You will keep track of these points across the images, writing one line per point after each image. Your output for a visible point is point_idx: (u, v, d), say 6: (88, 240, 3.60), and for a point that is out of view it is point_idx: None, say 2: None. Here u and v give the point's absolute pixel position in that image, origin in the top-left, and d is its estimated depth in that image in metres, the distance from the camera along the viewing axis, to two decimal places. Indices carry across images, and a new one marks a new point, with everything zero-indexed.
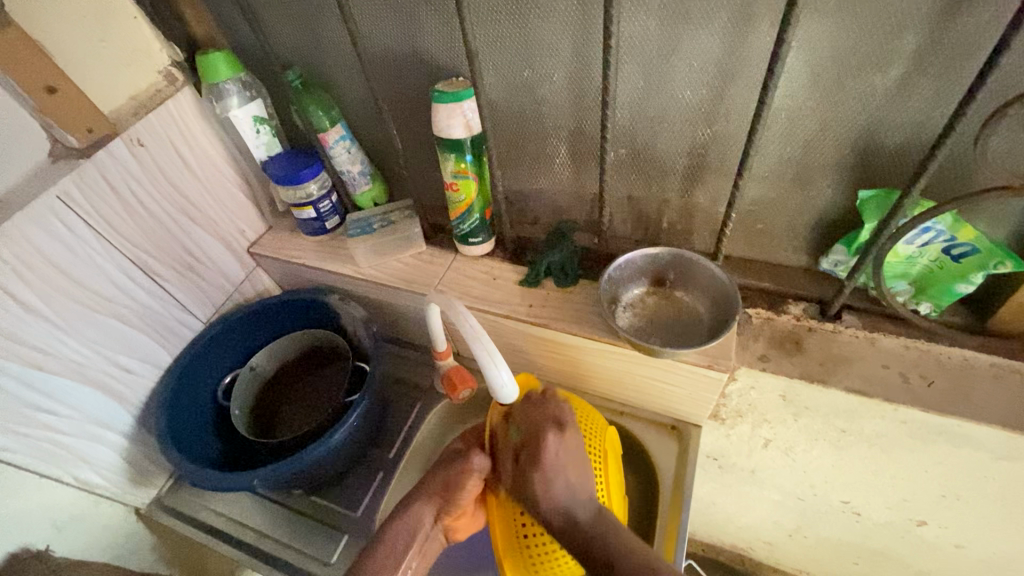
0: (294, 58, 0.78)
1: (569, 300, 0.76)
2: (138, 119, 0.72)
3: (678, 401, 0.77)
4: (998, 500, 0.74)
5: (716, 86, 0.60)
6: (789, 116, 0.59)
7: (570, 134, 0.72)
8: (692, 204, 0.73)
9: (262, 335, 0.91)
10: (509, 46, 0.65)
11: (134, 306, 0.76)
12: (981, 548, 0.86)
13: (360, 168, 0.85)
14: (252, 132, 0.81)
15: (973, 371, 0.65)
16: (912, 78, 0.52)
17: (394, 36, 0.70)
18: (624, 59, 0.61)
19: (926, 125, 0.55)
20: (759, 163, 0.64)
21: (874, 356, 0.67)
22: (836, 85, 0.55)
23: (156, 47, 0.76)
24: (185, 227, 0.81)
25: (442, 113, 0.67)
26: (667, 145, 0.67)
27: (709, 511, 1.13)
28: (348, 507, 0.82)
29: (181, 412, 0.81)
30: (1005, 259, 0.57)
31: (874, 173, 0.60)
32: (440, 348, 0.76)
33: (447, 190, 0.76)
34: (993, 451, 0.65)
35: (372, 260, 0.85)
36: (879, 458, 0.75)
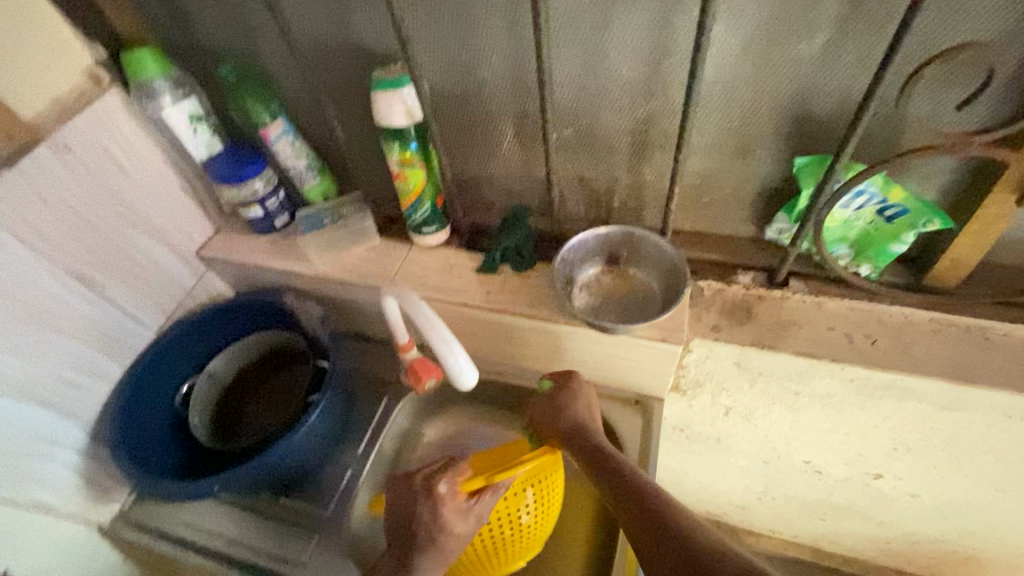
0: (226, 51, 0.76)
1: (526, 284, 0.76)
2: (63, 123, 0.69)
3: (637, 376, 0.78)
4: (945, 448, 0.78)
5: (651, 61, 0.60)
6: (723, 88, 0.59)
7: (515, 117, 0.71)
8: (640, 181, 0.74)
9: (218, 340, 0.88)
10: (442, 29, 0.64)
11: (76, 319, 0.74)
12: (934, 495, 0.90)
13: (306, 162, 0.83)
14: (188, 132, 0.78)
15: (913, 327, 0.67)
16: (835, 44, 0.53)
17: (326, 25, 0.68)
18: (559, 37, 0.61)
19: (852, 89, 0.56)
20: (699, 136, 0.64)
21: (820, 319, 0.69)
22: (767, 54, 0.55)
23: (76, 46, 0.72)
24: (126, 233, 0.78)
25: (381, 101, 0.66)
26: (610, 122, 0.67)
27: (682, 481, 1.16)
28: (317, 506, 0.81)
29: (136, 424, 0.79)
30: (933, 217, 0.59)
31: (808, 141, 0.61)
32: (401, 341, 0.75)
33: (396, 180, 0.75)
34: (934, 402, 0.68)
35: (326, 255, 0.84)
36: (832, 417, 0.78)
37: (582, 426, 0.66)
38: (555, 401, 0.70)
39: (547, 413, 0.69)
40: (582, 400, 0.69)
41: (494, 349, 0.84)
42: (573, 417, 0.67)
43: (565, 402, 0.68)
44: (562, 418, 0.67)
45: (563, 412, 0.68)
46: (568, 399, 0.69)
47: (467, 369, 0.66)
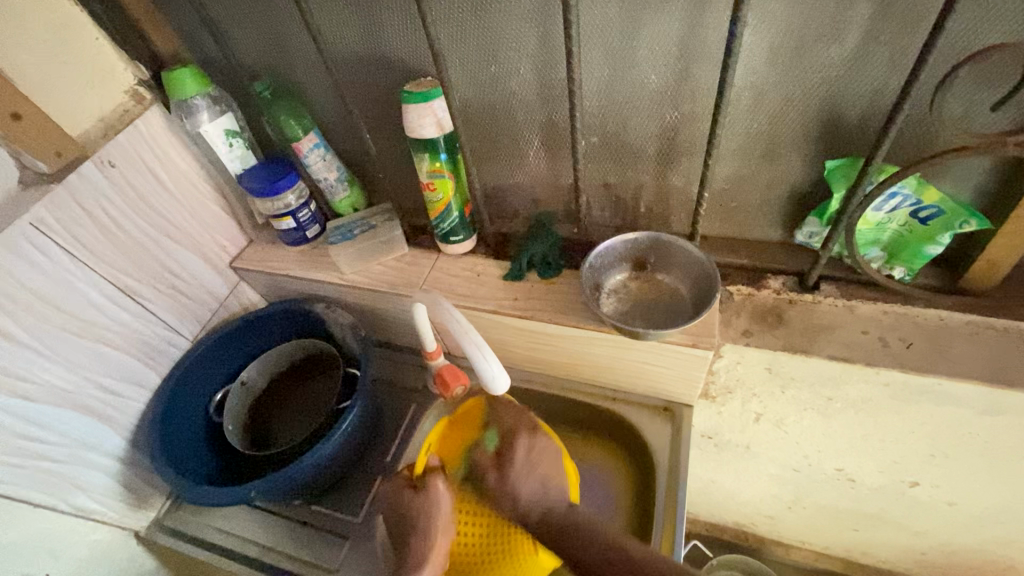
0: (261, 68, 0.78)
1: (554, 291, 0.77)
2: (108, 141, 0.72)
3: (667, 382, 0.78)
4: (984, 454, 0.76)
5: (679, 69, 0.61)
6: (751, 93, 0.60)
7: (542, 126, 0.72)
8: (667, 187, 0.74)
9: (251, 349, 0.90)
10: (473, 42, 0.66)
11: (118, 328, 0.76)
12: (973, 503, 0.88)
13: (336, 174, 0.85)
14: (224, 146, 0.80)
15: (949, 330, 0.66)
16: (866, 47, 0.53)
17: (359, 40, 0.70)
18: (586, 47, 0.62)
19: (883, 91, 0.56)
20: (727, 141, 0.65)
21: (853, 323, 0.69)
22: (796, 59, 0.56)
23: (120, 67, 0.75)
24: (164, 245, 0.81)
25: (413, 113, 0.68)
26: (637, 130, 0.68)
27: (709, 490, 1.14)
28: (348, 513, 0.82)
29: (173, 431, 0.81)
30: (970, 217, 0.59)
31: (839, 144, 0.62)
32: (429, 348, 0.76)
33: (425, 190, 0.76)
34: (974, 406, 0.67)
35: (356, 265, 0.85)
36: (866, 423, 0.77)
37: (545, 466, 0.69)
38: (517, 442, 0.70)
39: (502, 493, 0.69)
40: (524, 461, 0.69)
41: (522, 356, 0.84)
42: (521, 482, 0.68)
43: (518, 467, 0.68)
44: (513, 486, 0.68)
45: (506, 490, 0.68)
46: (523, 457, 0.69)
47: (500, 376, 0.67)
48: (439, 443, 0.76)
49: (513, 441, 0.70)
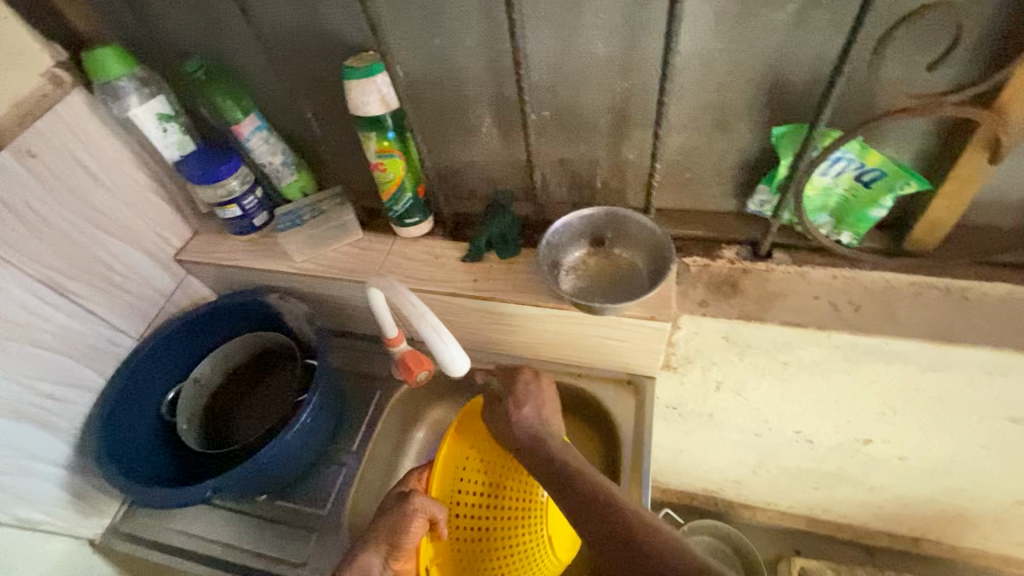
0: (192, 47, 0.74)
1: (513, 270, 0.76)
2: (26, 128, 0.66)
3: (628, 356, 0.79)
4: (929, 410, 0.80)
5: (626, 38, 0.60)
6: (698, 61, 0.59)
7: (492, 100, 0.70)
8: (621, 161, 0.73)
9: (202, 345, 0.87)
10: (413, 12, 0.63)
11: (52, 329, 0.72)
12: (922, 456, 0.92)
13: (282, 158, 0.81)
14: (158, 131, 0.76)
15: (894, 291, 0.68)
16: (808, 10, 0.53)
17: (295, 14, 0.66)
18: (531, 16, 0.60)
19: (826, 56, 0.56)
20: (678, 112, 0.65)
21: (805, 289, 0.70)
22: (740, 24, 0.55)
23: (35, 47, 0.69)
24: (99, 240, 0.76)
25: (356, 90, 0.65)
26: (588, 103, 0.67)
27: (677, 460, 1.17)
28: (313, 506, 0.80)
29: (122, 434, 0.77)
30: (910, 179, 0.60)
31: (785, 111, 0.62)
32: (391, 335, 0.74)
33: (375, 171, 0.73)
34: (919, 363, 0.69)
35: (308, 252, 0.82)
36: (819, 385, 0.79)
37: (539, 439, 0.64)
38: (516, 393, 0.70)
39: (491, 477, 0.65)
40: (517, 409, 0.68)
41: (484, 338, 0.83)
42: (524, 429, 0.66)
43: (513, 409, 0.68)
44: (514, 429, 0.66)
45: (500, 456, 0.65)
46: (523, 391, 0.69)
47: (458, 357, 0.66)
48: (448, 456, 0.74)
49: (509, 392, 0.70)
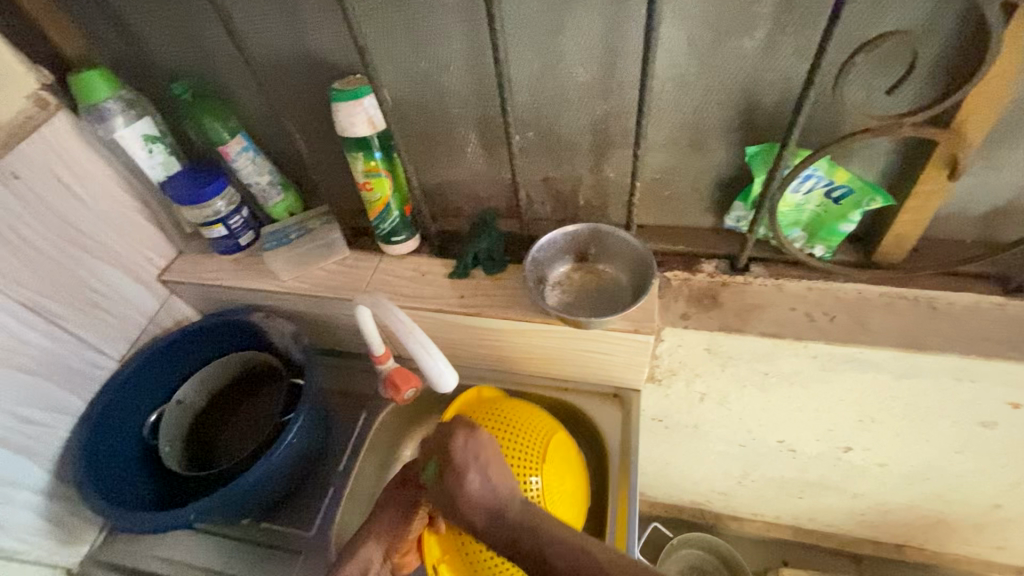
0: (180, 69, 0.75)
1: (499, 286, 0.77)
2: (10, 150, 0.66)
3: (614, 369, 0.80)
4: (905, 417, 0.82)
5: (605, 63, 0.63)
6: (674, 84, 0.62)
7: (477, 122, 0.72)
8: (603, 179, 0.76)
9: (186, 366, 0.86)
10: (399, 38, 0.65)
11: (31, 351, 0.70)
12: (901, 463, 0.95)
13: (268, 178, 0.82)
14: (144, 152, 0.76)
15: (866, 302, 0.71)
16: (775, 38, 0.56)
17: (283, 39, 0.68)
18: (514, 42, 0.62)
19: (794, 79, 0.59)
20: (656, 132, 0.67)
21: (782, 301, 0.72)
22: (712, 50, 0.58)
23: (20, 70, 0.69)
24: (82, 261, 0.75)
25: (343, 112, 0.66)
26: (570, 124, 0.69)
27: (665, 472, 1.18)
28: (300, 527, 0.79)
29: (103, 457, 0.76)
30: (876, 195, 0.63)
31: (757, 131, 0.65)
32: (378, 352, 0.75)
33: (362, 190, 0.74)
34: (893, 371, 0.71)
35: (294, 271, 0.82)
36: (799, 394, 0.81)
37: (492, 509, 0.57)
38: (444, 479, 0.60)
39: (451, 500, 0.59)
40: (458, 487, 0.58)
41: (471, 353, 0.84)
42: (471, 505, 0.58)
43: (455, 486, 0.59)
44: (463, 508, 0.58)
45: (453, 495, 0.59)
46: (463, 451, 0.60)
47: (447, 373, 0.67)
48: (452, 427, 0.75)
49: (450, 458, 0.60)
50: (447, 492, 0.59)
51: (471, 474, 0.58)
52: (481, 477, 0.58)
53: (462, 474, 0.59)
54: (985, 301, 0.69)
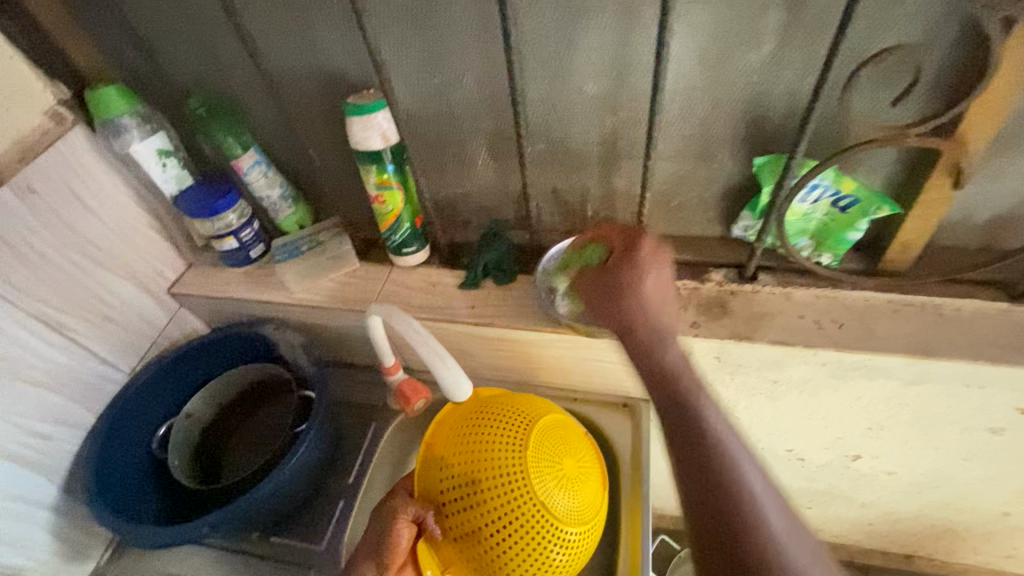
0: (195, 85, 0.76)
1: (510, 296, 0.78)
2: (26, 164, 0.67)
3: (623, 378, 0.80)
4: (913, 424, 0.83)
5: (615, 77, 0.64)
6: (682, 97, 0.63)
7: (488, 135, 0.74)
8: (612, 190, 0.77)
9: (196, 379, 0.86)
10: (414, 54, 0.66)
11: (42, 364, 0.70)
12: (910, 471, 0.95)
13: (279, 191, 0.83)
14: (156, 166, 0.77)
15: (874, 309, 0.72)
16: (781, 53, 0.58)
17: (298, 54, 0.69)
18: (526, 56, 0.64)
19: (799, 92, 0.61)
20: (665, 144, 0.69)
21: (790, 309, 0.73)
22: (720, 64, 0.60)
23: (38, 86, 0.70)
24: (94, 274, 0.76)
25: (358, 125, 0.67)
26: (580, 136, 0.71)
27: (673, 483, 1.18)
28: (310, 541, 0.79)
29: (112, 471, 0.75)
30: (882, 204, 0.65)
31: (764, 142, 0.66)
32: (388, 362, 0.75)
33: (374, 203, 0.75)
34: (902, 378, 0.72)
35: (305, 282, 0.83)
36: (808, 402, 0.82)
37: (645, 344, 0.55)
38: (606, 272, 0.59)
39: (634, 278, 0.57)
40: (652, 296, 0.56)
41: (482, 364, 0.84)
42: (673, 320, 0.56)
43: (632, 276, 0.57)
44: (643, 307, 0.56)
45: (636, 272, 0.58)
46: (648, 287, 0.57)
47: (461, 382, 0.67)
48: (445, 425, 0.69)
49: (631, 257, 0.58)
50: (619, 281, 0.58)
51: (648, 275, 0.57)
52: (658, 278, 0.57)
53: (620, 286, 0.57)
54: (990, 307, 0.70)
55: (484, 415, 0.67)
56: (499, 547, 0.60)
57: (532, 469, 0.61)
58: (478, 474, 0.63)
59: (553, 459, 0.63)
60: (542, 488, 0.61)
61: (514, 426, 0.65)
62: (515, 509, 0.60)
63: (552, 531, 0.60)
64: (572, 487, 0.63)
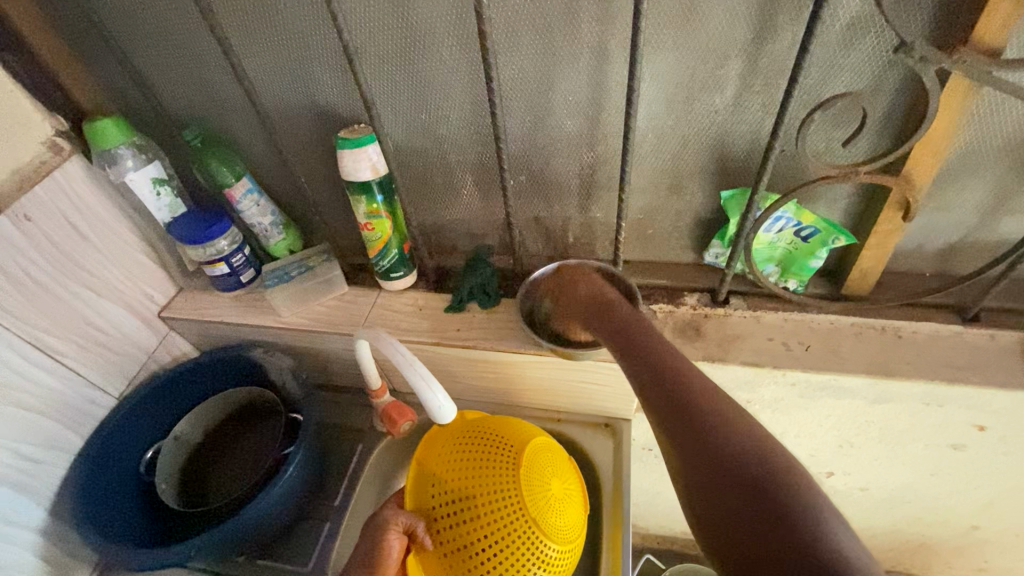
0: (190, 118, 0.79)
1: (494, 320, 0.81)
2: (24, 193, 0.69)
3: (604, 399, 0.83)
4: (880, 440, 0.86)
5: (591, 115, 0.69)
6: (653, 135, 0.68)
7: (473, 166, 0.77)
8: (590, 219, 0.81)
9: (183, 402, 0.87)
10: (402, 92, 0.70)
11: (32, 389, 0.71)
12: (881, 486, 0.98)
13: (271, 218, 0.85)
14: (150, 194, 0.79)
15: (838, 331, 0.76)
16: (743, 96, 0.63)
17: (291, 91, 0.73)
18: (508, 95, 0.68)
19: (761, 132, 0.66)
20: (639, 176, 0.73)
21: (760, 331, 0.77)
22: (687, 105, 0.64)
23: (37, 118, 0.72)
24: (86, 300, 0.77)
25: (348, 158, 0.71)
26: (560, 169, 0.75)
27: (656, 501, 1.20)
28: (296, 562, 0.80)
29: (98, 495, 0.76)
30: (840, 234, 0.69)
31: (730, 176, 0.71)
32: (375, 385, 0.77)
33: (363, 230, 0.78)
34: (866, 397, 0.76)
35: (294, 306, 0.85)
36: (781, 421, 0.85)
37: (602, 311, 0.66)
38: (563, 287, 0.74)
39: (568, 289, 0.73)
40: (621, 303, 0.66)
41: (467, 385, 0.87)
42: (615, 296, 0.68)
43: (571, 284, 0.73)
44: (578, 303, 0.70)
45: (576, 288, 0.72)
46: (579, 287, 0.71)
47: (445, 406, 0.69)
48: (441, 441, 0.72)
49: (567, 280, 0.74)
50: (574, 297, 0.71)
51: (581, 283, 0.72)
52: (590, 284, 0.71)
53: (567, 287, 0.73)
54: (945, 329, 0.75)
55: (477, 434, 0.70)
56: (488, 563, 0.62)
57: (526, 488, 0.64)
58: (469, 490, 0.65)
59: (544, 481, 0.66)
60: (534, 508, 0.64)
61: (511, 445, 0.68)
62: (507, 524, 0.62)
63: (537, 551, 0.63)
64: (559, 511, 0.66)
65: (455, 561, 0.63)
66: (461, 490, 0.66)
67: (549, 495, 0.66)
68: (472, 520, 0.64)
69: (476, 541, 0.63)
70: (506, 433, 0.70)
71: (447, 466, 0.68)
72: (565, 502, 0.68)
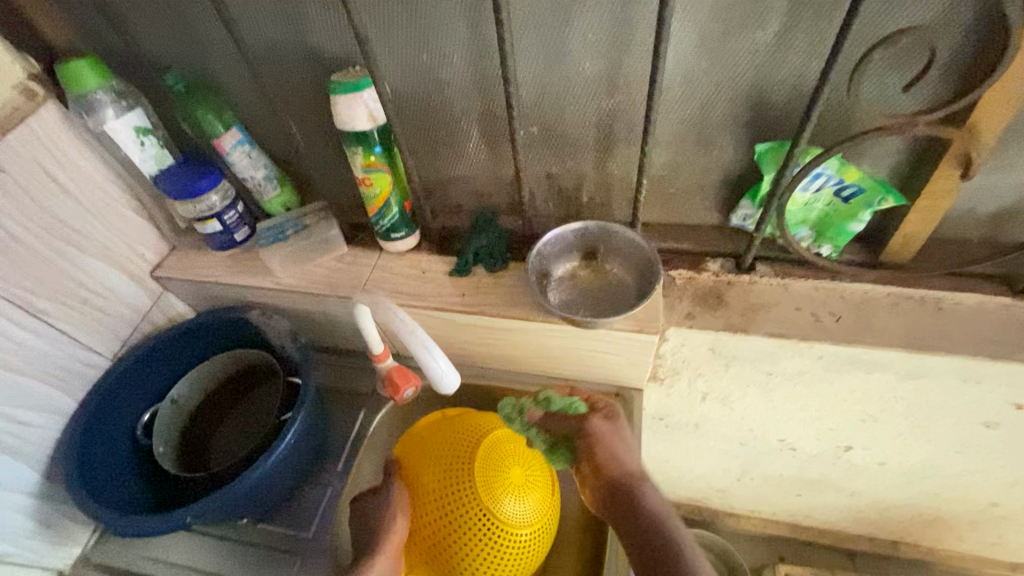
0: (173, 60, 0.72)
1: (501, 284, 0.76)
2: None
3: (616, 367, 0.79)
4: (906, 417, 0.82)
5: (613, 57, 0.61)
6: (682, 79, 0.60)
7: (479, 116, 0.71)
8: (607, 176, 0.74)
9: (178, 365, 0.84)
10: (401, 30, 0.63)
11: (18, 350, 0.68)
12: (901, 462, 0.95)
13: (264, 172, 0.80)
14: (134, 145, 0.74)
15: (873, 302, 0.70)
16: (787, 33, 0.55)
17: (279, 28, 0.66)
18: (519, 34, 0.61)
19: (804, 77, 0.58)
20: (663, 128, 0.66)
21: (787, 300, 0.71)
22: (723, 45, 0.57)
23: (5, 59, 0.66)
24: (72, 257, 0.73)
25: (342, 105, 0.64)
26: (575, 119, 0.68)
27: (664, 469, 1.18)
28: (297, 528, 0.78)
29: (93, 459, 0.74)
30: (887, 195, 0.62)
31: (766, 129, 0.63)
32: (377, 350, 0.73)
33: (361, 186, 0.72)
34: (898, 372, 0.71)
35: (291, 267, 0.81)
36: (802, 394, 0.81)
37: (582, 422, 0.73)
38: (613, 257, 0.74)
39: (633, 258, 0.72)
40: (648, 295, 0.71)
41: (472, 352, 0.83)
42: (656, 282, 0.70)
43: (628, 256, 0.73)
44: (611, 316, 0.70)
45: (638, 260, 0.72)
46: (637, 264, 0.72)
47: (448, 374, 0.66)
48: (418, 438, 0.78)
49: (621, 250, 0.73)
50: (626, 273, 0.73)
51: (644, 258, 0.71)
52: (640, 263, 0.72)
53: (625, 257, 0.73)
54: (991, 302, 0.69)
55: (449, 432, 0.75)
56: (459, 548, 0.68)
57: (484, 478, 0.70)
58: (440, 482, 0.71)
59: (504, 468, 0.71)
60: (493, 494, 0.69)
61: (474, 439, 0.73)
62: (473, 514, 0.68)
63: (498, 536, 0.68)
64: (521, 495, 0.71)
65: (435, 544, 0.70)
66: (434, 483, 0.71)
67: (511, 483, 0.70)
68: (444, 509, 0.70)
69: (448, 529, 0.69)
70: (472, 428, 0.75)
71: (422, 460, 0.74)
72: (529, 488, 0.72)
